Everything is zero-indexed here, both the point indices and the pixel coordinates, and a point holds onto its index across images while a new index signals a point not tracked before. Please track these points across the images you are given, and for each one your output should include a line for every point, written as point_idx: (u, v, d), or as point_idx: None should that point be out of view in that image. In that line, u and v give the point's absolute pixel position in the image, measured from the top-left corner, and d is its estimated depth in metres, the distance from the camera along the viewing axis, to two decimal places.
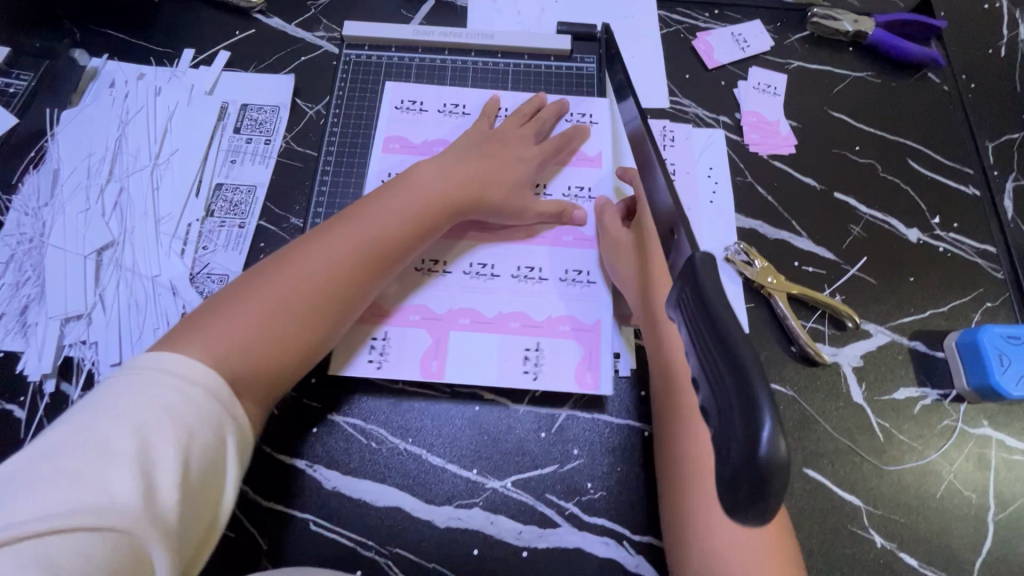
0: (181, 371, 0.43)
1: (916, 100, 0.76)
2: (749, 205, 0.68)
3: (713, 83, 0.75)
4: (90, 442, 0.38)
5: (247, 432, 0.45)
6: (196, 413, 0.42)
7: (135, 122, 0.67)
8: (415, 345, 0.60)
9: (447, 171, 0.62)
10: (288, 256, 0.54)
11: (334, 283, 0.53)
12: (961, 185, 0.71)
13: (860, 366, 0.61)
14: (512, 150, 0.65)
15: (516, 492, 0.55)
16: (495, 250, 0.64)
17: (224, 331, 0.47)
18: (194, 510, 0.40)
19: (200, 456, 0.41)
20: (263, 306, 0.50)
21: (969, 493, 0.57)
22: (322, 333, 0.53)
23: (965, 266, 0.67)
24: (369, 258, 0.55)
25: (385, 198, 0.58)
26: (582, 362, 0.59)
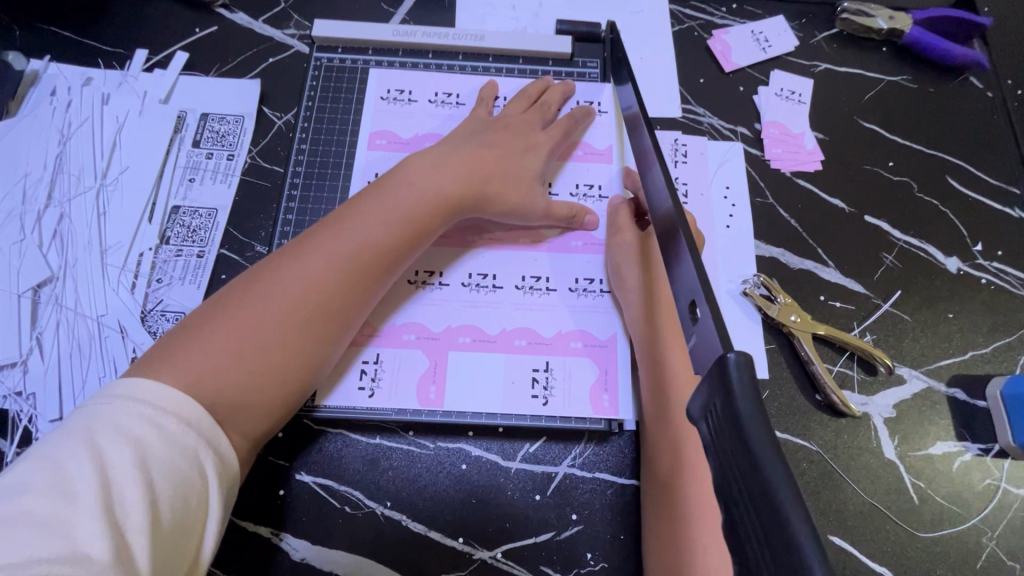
0: (152, 399, 0.38)
1: (956, 108, 0.68)
2: (770, 229, 0.61)
3: (731, 89, 0.67)
4: (53, 482, 0.34)
5: (231, 467, 0.40)
6: (171, 448, 0.37)
7: (79, 137, 0.60)
8: (410, 367, 0.54)
9: (439, 168, 0.53)
10: (265, 271, 0.47)
11: (324, 297, 0.47)
12: (1006, 207, 0.64)
13: (892, 417, 0.55)
14: (517, 138, 0.58)
15: (506, 565, 0.49)
16: (497, 257, 0.57)
17: (202, 358, 0.42)
18: (170, 552, 0.36)
19: (176, 496, 0.36)
20: (245, 326, 0.44)
21: (1013, 563, 0.51)
22: (315, 352, 0.47)
23: (1010, 301, 0.60)
24: (358, 269, 0.48)
25: (374, 199, 0.51)
26: (598, 382, 0.53)
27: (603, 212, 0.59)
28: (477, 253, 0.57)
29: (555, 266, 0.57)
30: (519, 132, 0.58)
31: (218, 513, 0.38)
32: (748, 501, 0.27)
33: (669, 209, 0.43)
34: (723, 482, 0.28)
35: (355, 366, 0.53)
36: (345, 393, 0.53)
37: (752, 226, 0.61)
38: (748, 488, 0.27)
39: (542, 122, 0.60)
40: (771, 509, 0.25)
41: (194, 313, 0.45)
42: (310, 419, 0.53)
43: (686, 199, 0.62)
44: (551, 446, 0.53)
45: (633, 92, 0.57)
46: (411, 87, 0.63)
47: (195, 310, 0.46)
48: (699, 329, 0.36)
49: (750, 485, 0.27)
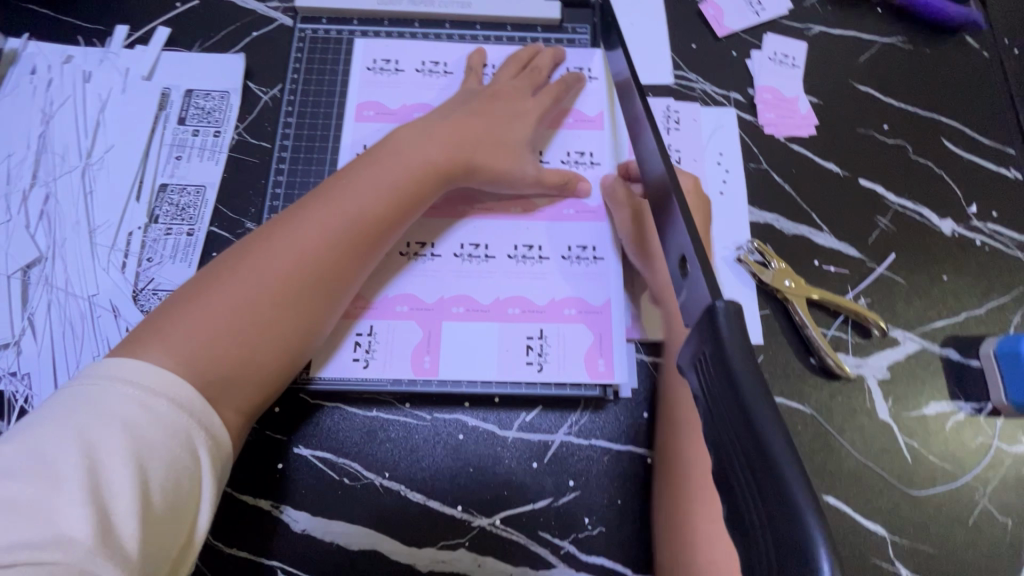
0: (140, 380, 0.38)
1: (952, 69, 0.67)
2: (764, 195, 0.61)
3: (724, 54, 0.66)
4: (38, 465, 0.34)
5: (222, 446, 0.40)
6: (160, 428, 0.37)
7: (61, 115, 0.59)
8: (404, 338, 0.54)
9: (427, 137, 0.53)
10: (254, 244, 0.47)
11: (313, 270, 0.46)
12: (1001, 167, 0.63)
13: (886, 378, 0.55)
14: (506, 105, 0.57)
15: (505, 531, 0.50)
16: (490, 226, 0.57)
17: (192, 333, 0.41)
18: (162, 532, 0.36)
19: (167, 475, 0.36)
20: (234, 301, 0.43)
21: (1005, 519, 0.52)
22: (306, 325, 0.46)
23: (1004, 261, 0.60)
24: (346, 242, 0.48)
25: (361, 170, 0.50)
26: (592, 349, 0.54)
27: (595, 179, 0.59)
28: (469, 225, 0.57)
29: (548, 235, 0.57)
30: (508, 99, 0.57)
31: (210, 492, 0.38)
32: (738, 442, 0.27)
33: (660, 169, 0.44)
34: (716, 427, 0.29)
35: (349, 338, 0.54)
36: (340, 365, 0.53)
37: (746, 192, 0.61)
38: (743, 445, 0.27)
39: (532, 89, 0.59)
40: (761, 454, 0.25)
41: (182, 289, 0.45)
42: (306, 393, 0.53)
43: (679, 166, 0.61)
44: (547, 415, 0.53)
45: (623, 56, 0.56)
46: (398, 57, 0.62)
47: (183, 286, 0.45)
48: (690, 284, 0.36)
49: (739, 430, 0.27)
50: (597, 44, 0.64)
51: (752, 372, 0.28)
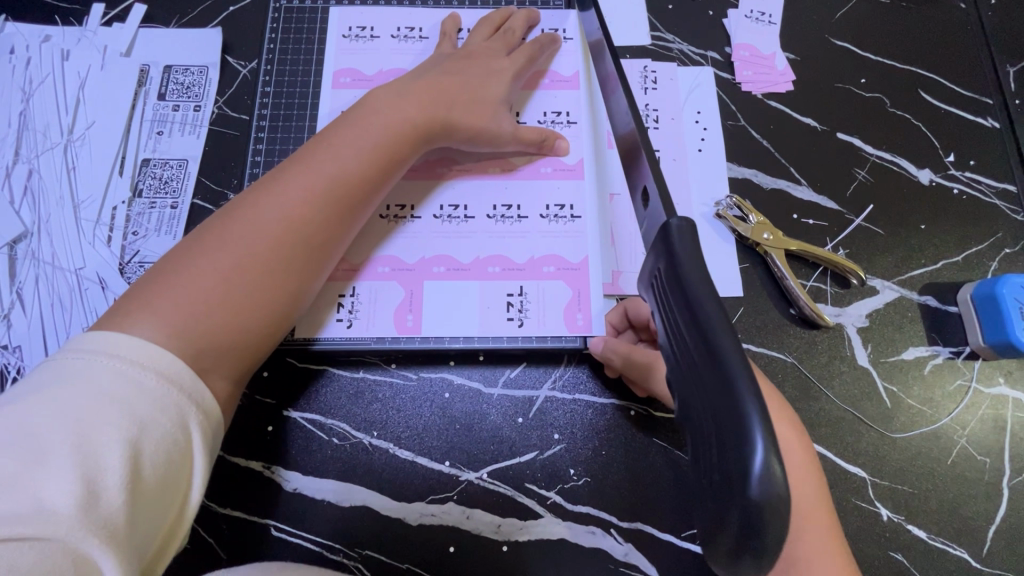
0: (127, 355, 0.36)
1: (928, 22, 0.67)
2: (742, 151, 0.61)
3: (700, 13, 0.66)
4: (20, 439, 0.32)
5: (215, 421, 0.39)
6: (149, 402, 0.35)
7: (41, 93, 0.59)
8: (387, 299, 0.55)
9: (403, 97, 0.53)
10: (237, 209, 0.46)
11: (302, 231, 0.46)
12: (979, 117, 0.63)
13: (865, 326, 0.56)
14: (480, 65, 0.57)
15: (493, 484, 0.51)
16: (469, 188, 0.57)
17: (182, 302, 0.41)
18: (152, 506, 0.34)
19: (157, 451, 0.34)
20: (224, 268, 0.43)
21: (983, 458, 0.53)
22: (296, 289, 0.47)
23: (982, 208, 0.60)
24: (331, 202, 0.48)
25: (339, 132, 0.50)
26: (572, 303, 0.54)
27: (572, 138, 0.59)
28: (448, 187, 0.57)
29: (526, 194, 0.57)
30: (483, 59, 0.58)
31: (202, 469, 0.37)
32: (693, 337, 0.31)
33: (629, 125, 0.45)
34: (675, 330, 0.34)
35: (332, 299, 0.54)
36: (323, 325, 0.54)
37: (724, 148, 0.61)
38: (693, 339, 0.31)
39: (507, 50, 0.59)
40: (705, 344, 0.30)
41: (163, 260, 0.44)
42: (293, 356, 0.54)
43: (657, 124, 0.61)
44: (531, 371, 0.54)
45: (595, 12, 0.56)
46: (373, 25, 0.62)
47: (164, 257, 0.44)
48: (651, 214, 0.41)
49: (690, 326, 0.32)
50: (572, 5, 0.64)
51: (703, 278, 0.32)
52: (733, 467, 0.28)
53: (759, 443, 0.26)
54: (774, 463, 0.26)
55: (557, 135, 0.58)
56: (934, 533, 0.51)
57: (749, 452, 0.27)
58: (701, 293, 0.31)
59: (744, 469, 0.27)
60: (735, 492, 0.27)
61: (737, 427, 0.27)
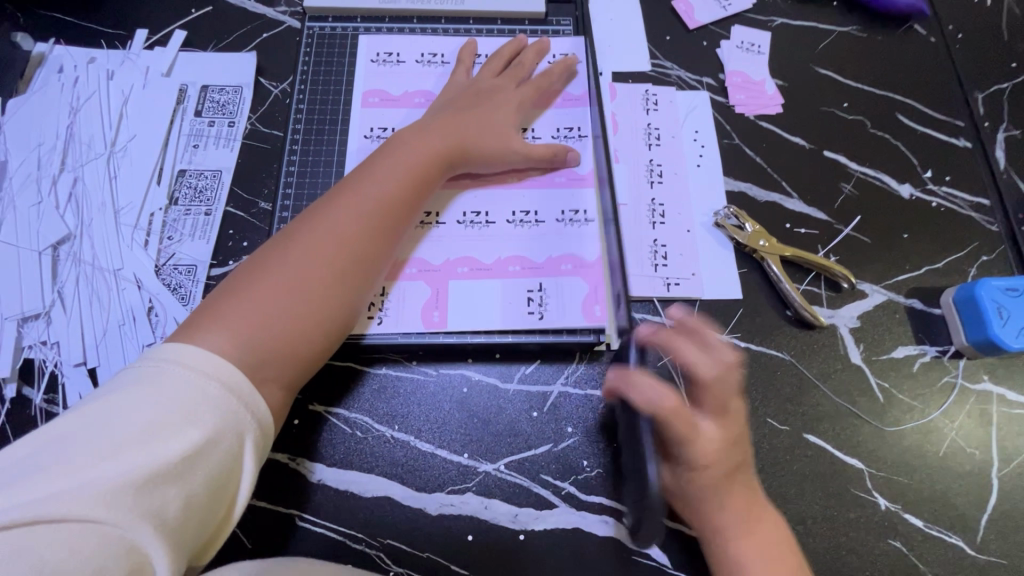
0: (196, 363, 0.40)
1: (902, 52, 0.73)
2: (737, 167, 0.66)
3: (695, 44, 0.72)
4: (98, 434, 0.36)
5: (266, 431, 0.42)
6: (210, 409, 0.39)
7: (87, 109, 0.64)
8: (415, 295, 0.58)
9: (431, 130, 0.58)
10: (291, 233, 0.50)
11: (350, 251, 0.50)
12: (952, 138, 0.69)
13: (857, 327, 0.60)
14: (490, 103, 0.62)
15: (509, 475, 0.53)
16: (487, 195, 0.62)
17: (246, 317, 0.45)
18: (205, 506, 0.38)
19: (212, 456, 0.38)
20: (283, 285, 0.47)
21: (972, 450, 0.56)
22: (348, 303, 0.50)
23: (960, 220, 0.65)
24: (374, 224, 0.52)
25: (379, 162, 0.55)
26: (588, 297, 0.58)
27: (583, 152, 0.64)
28: (468, 195, 0.62)
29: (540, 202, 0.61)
30: (492, 96, 0.63)
31: (251, 474, 0.40)
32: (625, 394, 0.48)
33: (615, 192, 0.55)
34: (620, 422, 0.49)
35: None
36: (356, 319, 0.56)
37: (721, 165, 0.66)
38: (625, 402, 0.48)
39: (517, 83, 0.65)
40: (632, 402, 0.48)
41: (225, 281, 0.48)
42: None
43: (659, 142, 0.67)
44: (545, 368, 0.57)
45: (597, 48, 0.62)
46: (399, 51, 0.67)
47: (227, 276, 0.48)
48: None
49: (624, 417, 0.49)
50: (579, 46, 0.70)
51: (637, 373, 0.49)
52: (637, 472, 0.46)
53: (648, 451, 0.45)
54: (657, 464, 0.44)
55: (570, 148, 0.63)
56: (929, 521, 0.53)
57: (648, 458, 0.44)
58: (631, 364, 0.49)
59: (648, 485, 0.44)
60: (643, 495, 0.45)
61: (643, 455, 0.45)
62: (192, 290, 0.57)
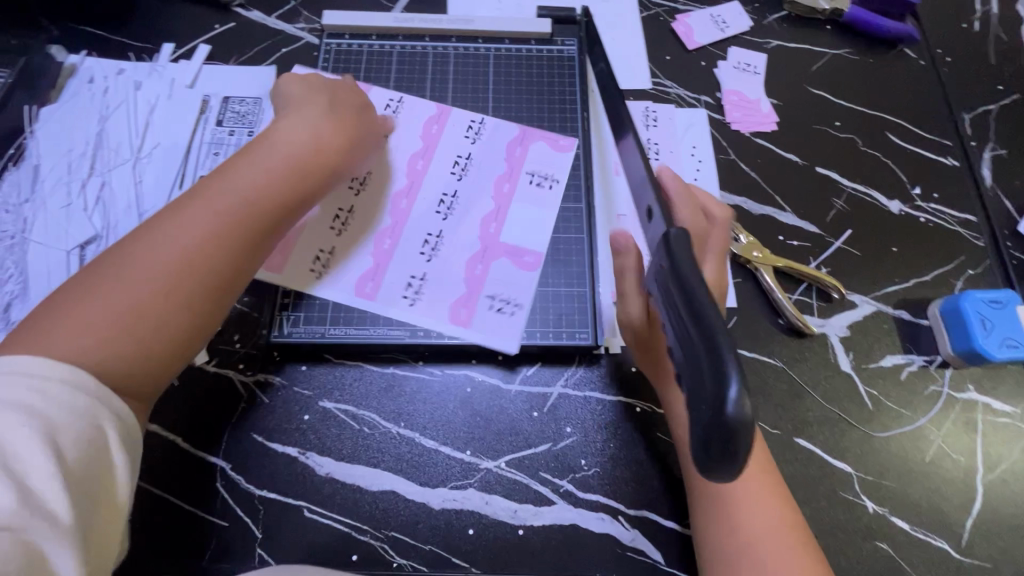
0: (34, 370, 0.38)
1: (893, 74, 0.76)
2: (732, 181, 0.69)
3: (694, 64, 0.76)
4: None
5: (128, 424, 0.41)
6: (56, 410, 0.37)
7: (115, 117, 0.67)
8: (501, 275, 0.62)
9: (297, 132, 0.55)
10: (134, 245, 0.45)
11: (206, 268, 0.46)
12: (940, 156, 0.72)
13: (846, 336, 0.62)
14: (364, 120, 0.61)
15: (510, 472, 0.56)
16: (519, 213, 0.64)
17: (71, 333, 0.40)
18: (86, 501, 0.37)
19: (79, 449, 0.37)
20: (128, 303, 0.42)
21: (958, 457, 0.58)
22: (203, 309, 0.46)
23: (947, 235, 0.68)
24: (231, 239, 0.47)
25: (231, 170, 0.51)
26: (550, 137, 0.68)
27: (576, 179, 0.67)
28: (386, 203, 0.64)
29: (518, 218, 0.64)
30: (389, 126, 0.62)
31: (127, 466, 0.40)
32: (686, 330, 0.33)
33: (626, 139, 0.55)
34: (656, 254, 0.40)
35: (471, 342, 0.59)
36: (496, 329, 0.59)
37: (718, 179, 0.69)
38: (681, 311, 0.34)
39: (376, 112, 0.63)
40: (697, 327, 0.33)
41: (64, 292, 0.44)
42: (330, 353, 0.59)
43: (658, 156, 0.69)
44: (545, 370, 0.60)
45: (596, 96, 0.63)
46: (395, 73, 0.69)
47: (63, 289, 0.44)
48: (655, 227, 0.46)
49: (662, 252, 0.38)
50: (579, 75, 0.73)
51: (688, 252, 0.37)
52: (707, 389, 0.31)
53: (732, 376, 0.30)
54: (744, 399, 0.30)
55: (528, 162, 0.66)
56: (915, 524, 0.55)
57: (727, 383, 0.30)
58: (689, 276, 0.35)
59: (721, 396, 0.30)
60: (715, 423, 0.30)
61: (716, 362, 0.31)
62: None
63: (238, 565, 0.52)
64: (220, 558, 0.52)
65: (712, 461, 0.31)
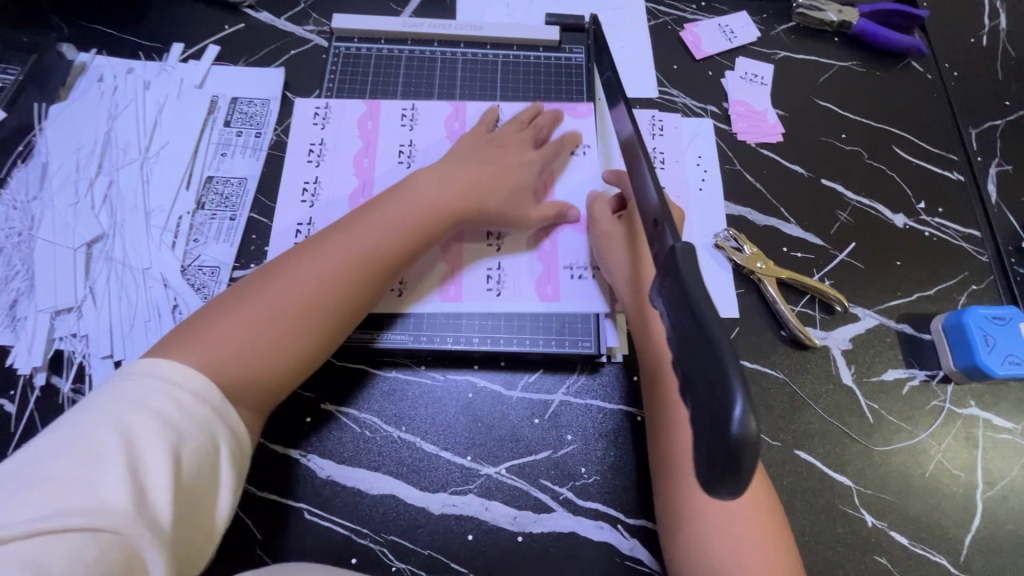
0: (174, 378, 0.44)
1: (900, 88, 0.77)
2: (737, 192, 0.69)
3: (701, 73, 0.76)
4: (88, 447, 0.39)
5: (239, 445, 0.46)
6: (187, 420, 0.43)
7: (124, 116, 0.67)
8: (571, 245, 0.65)
9: (443, 181, 0.61)
10: (283, 268, 0.53)
11: (335, 297, 0.53)
12: (946, 170, 0.72)
13: (849, 349, 0.62)
14: (510, 152, 0.65)
15: (510, 478, 0.56)
16: (576, 194, 0.67)
17: (223, 339, 0.48)
18: (185, 514, 0.41)
19: (193, 461, 0.42)
20: (269, 317, 0.50)
21: (958, 472, 0.58)
22: (317, 341, 0.52)
23: (951, 249, 0.68)
24: (363, 274, 0.54)
25: (377, 211, 0.58)
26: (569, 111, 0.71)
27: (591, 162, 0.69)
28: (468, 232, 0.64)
29: (579, 192, 0.67)
30: (517, 148, 0.66)
31: (228, 482, 0.44)
32: (693, 348, 0.33)
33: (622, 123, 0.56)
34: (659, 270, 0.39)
35: (562, 313, 0.61)
36: (590, 294, 0.62)
37: (722, 189, 0.69)
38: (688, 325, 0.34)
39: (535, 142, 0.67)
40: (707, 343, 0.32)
41: (222, 296, 0.52)
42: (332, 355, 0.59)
43: (663, 166, 0.70)
44: (547, 377, 0.60)
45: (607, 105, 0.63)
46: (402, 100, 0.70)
47: (218, 299, 0.52)
48: (660, 241, 0.46)
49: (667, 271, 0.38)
50: (586, 89, 0.73)
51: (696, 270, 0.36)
52: (715, 413, 0.30)
53: (739, 394, 0.29)
54: (750, 416, 0.29)
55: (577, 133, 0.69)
56: (914, 539, 0.55)
57: (732, 402, 0.29)
58: (697, 292, 0.35)
59: (726, 413, 0.29)
60: (719, 439, 0.30)
61: (721, 380, 0.31)
62: (215, 290, 0.61)
63: (236, 566, 0.52)
64: (219, 558, 0.52)
65: (712, 478, 0.30)
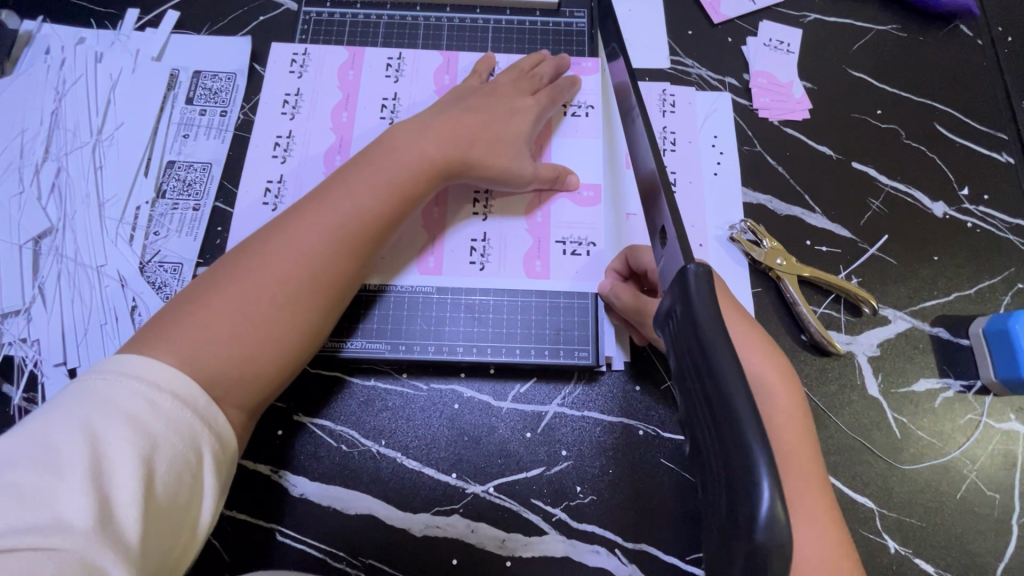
0: (144, 375, 0.38)
1: (946, 56, 0.68)
2: (758, 177, 0.62)
3: (719, 40, 0.67)
4: (46, 455, 0.33)
5: (226, 449, 0.40)
6: (162, 422, 0.36)
7: (73, 94, 0.61)
8: (567, 217, 0.58)
9: (426, 134, 0.53)
10: (256, 244, 0.47)
11: (320, 269, 0.47)
12: (994, 152, 0.64)
13: (876, 355, 0.56)
14: (503, 102, 0.58)
15: (499, 497, 0.51)
16: (575, 158, 0.60)
17: (196, 330, 0.42)
18: (162, 529, 0.35)
19: (168, 469, 0.36)
20: (246, 300, 0.44)
21: (993, 494, 0.52)
22: (314, 321, 0.47)
23: (996, 243, 0.60)
24: (348, 239, 0.48)
25: (356, 171, 0.51)
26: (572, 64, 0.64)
27: (593, 122, 0.62)
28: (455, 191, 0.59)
29: (576, 156, 0.60)
30: (508, 98, 0.58)
31: (213, 491, 0.38)
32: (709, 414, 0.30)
33: (624, 76, 0.51)
34: (670, 304, 0.35)
35: (551, 292, 0.57)
36: (583, 272, 0.57)
37: (740, 173, 0.62)
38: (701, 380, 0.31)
39: (532, 90, 0.60)
40: (723, 410, 0.28)
41: (190, 285, 0.45)
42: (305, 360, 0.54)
43: (674, 147, 0.62)
44: (541, 386, 0.55)
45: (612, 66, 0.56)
46: (388, 54, 0.63)
47: (186, 289, 0.45)
48: (668, 254, 0.40)
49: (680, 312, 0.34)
50: (589, 52, 0.65)
51: (713, 313, 0.32)
52: (739, 512, 0.27)
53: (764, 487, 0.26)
54: (779, 508, 0.26)
55: (577, 80, 0.62)
56: (940, 567, 0.50)
57: (756, 495, 0.26)
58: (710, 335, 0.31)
59: (750, 513, 0.26)
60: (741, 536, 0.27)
61: (741, 463, 0.27)
62: (177, 289, 0.55)
63: None
64: None
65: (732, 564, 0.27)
